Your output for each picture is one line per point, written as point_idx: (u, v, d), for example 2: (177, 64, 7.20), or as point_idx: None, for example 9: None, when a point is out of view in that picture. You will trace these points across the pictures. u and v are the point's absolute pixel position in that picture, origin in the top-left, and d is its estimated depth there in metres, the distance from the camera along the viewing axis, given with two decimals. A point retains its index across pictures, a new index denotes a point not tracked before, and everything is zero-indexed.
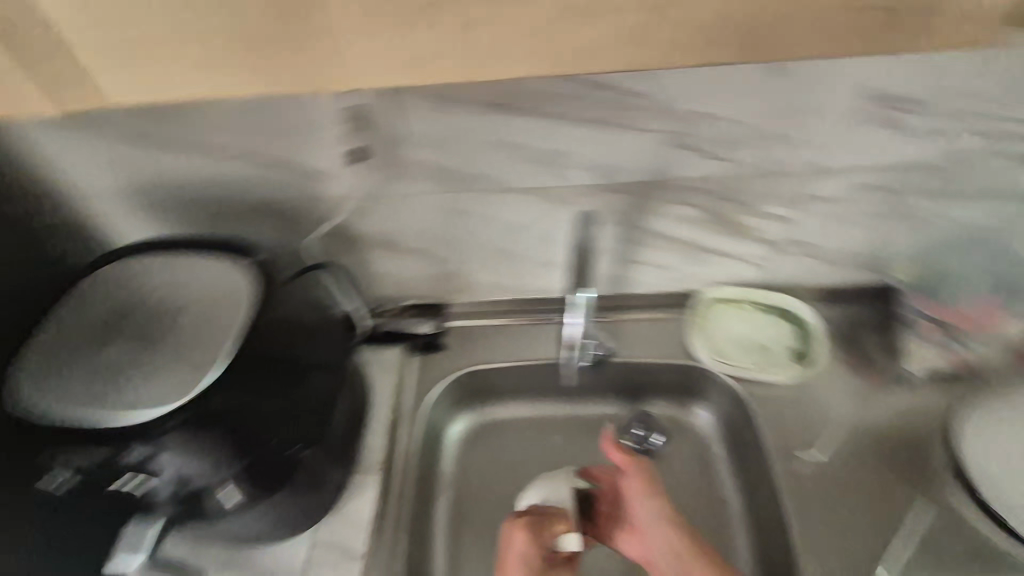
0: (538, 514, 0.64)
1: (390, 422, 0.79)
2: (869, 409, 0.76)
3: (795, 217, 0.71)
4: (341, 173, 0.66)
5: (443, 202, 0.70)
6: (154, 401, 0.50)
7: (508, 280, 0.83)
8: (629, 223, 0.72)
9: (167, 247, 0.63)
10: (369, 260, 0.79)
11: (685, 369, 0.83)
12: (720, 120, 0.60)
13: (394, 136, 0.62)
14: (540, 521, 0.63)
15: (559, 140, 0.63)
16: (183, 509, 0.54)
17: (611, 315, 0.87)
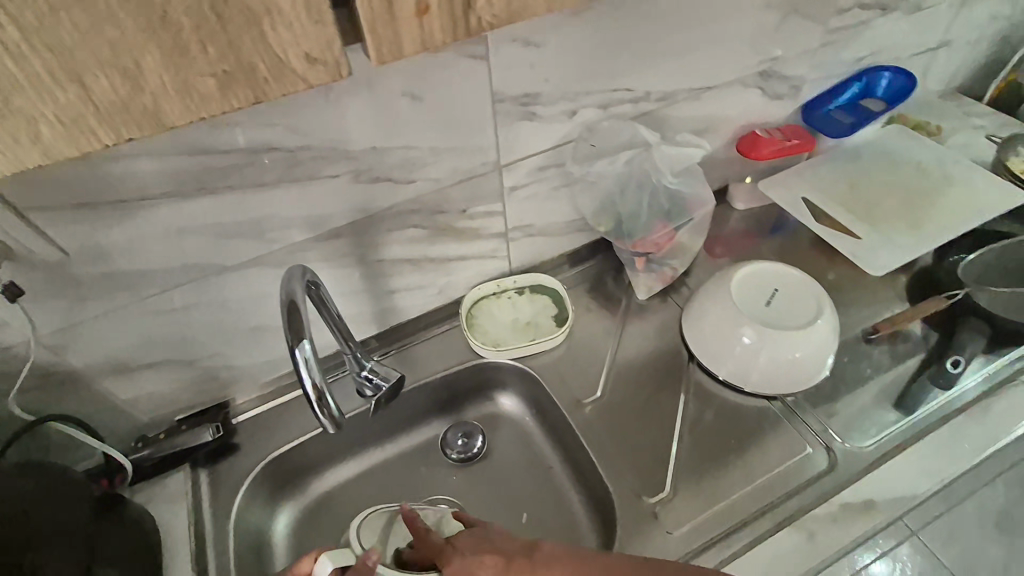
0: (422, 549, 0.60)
1: (194, 549, 0.72)
2: (623, 341, 0.90)
3: (503, 209, 0.81)
4: (17, 314, 0.59)
5: (160, 303, 0.66)
6: None
7: (275, 353, 0.81)
8: (364, 260, 0.76)
9: None
10: (105, 391, 0.71)
11: (474, 368, 0.89)
12: (393, 150, 0.67)
13: (61, 258, 0.58)
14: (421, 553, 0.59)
15: (252, 209, 0.64)
16: None
17: (395, 346, 0.90)
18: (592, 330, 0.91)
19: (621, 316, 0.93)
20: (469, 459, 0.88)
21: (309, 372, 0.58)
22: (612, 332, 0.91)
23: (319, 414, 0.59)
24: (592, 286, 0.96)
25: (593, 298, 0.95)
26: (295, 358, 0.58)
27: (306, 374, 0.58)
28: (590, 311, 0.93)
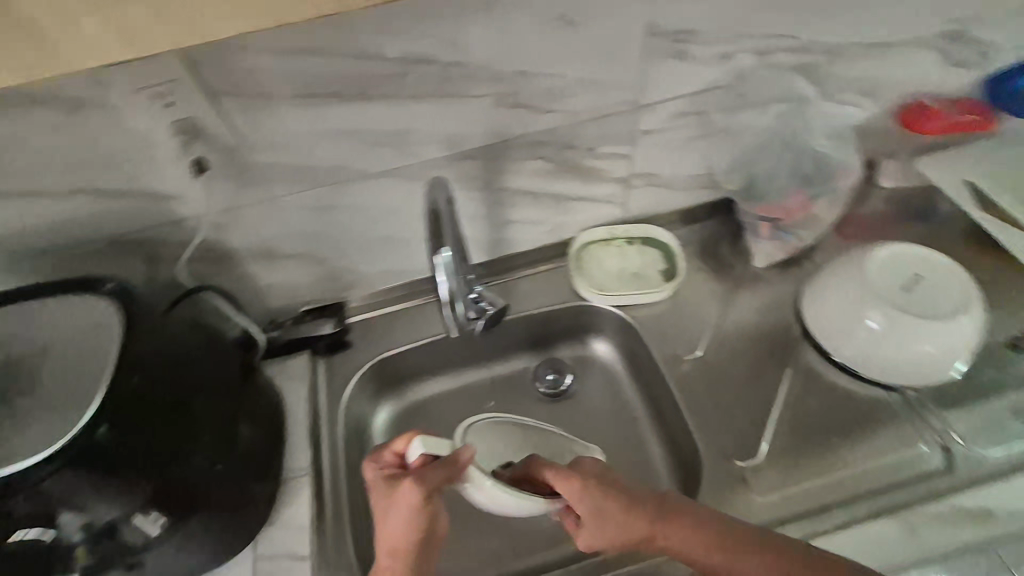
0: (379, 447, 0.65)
1: (311, 424, 0.80)
2: (731, 306, 0.87)
3: (632, 152, 0.80)
4: (198, 190, 0.67)
5: (310, 199, 0.72)
6: (31, 451, 0.50)
7: (394, 265, 0.86)
8: (490, 185, 0.78)
9: (7, 302, 0.60)
10: (252, 273, 0.80)
11: (575, 310, 0.90)
12: (539, 75, 0.67)
13: (237, 144, 0.64)
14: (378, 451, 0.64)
15: (402, 120, 0.67)
16: (105, 543, 0.54)
17: (501, 277, 0.93)
18: (700, 290, 0.89)
19: (733, 281, 0.89)
20: (556, 395, 0.91)
21: (444, 276, 0.66)
22: (720, 295, 0.88)
23: (447, 312, 0.75)
24: (706, 248, 0.93)
25: (705, 259, 0.92)
26: (435, 262, 0.65)
27: (442, 278, 0.66)
28: (700, 271, 0.91)
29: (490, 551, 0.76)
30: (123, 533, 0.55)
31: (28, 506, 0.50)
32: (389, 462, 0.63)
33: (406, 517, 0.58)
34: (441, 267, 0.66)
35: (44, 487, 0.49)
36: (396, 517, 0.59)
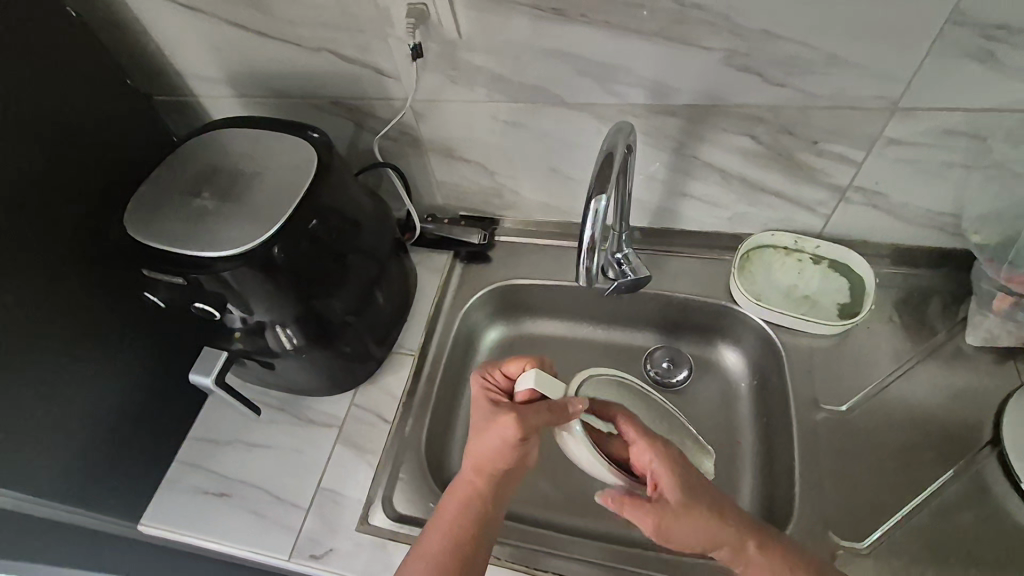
0: (488, 365, 0.66)
1: (430, 316, 0.86)
2: (908, 373, 0.73)
3: (861, 160, 0.67)
4: (409, 74, 0.71)
5: (500, 111, 0.73)
6: (223, 246, 0.58)
7: (556, 200, 0.86)
8: (680, 149, 0.72)
9: (243, 124, 0.70)
10: (430, 165, 0.85)
11: (720, 310, 0.82)
12: (785, 42, 0.58)
13: (455, 39, 0.66)
14: (490, 369, 0.65)
15: (615, 54, 0.63)
16: (253, 341, 0.67)
17: (655, 248, 0.87)
18: (877, 342, 0.76)
19: (924, 347, 0.74)
20: (662, 385, 0.86)
21: (592, 227, 0.60)
22: (901, 357, 0.74)
23: (583, 257, 0.62)
24: (905, 297, 0.78)
25: (900, 310, 0.77)
26: (589, 209, 0.59)
27: (590, 228, 0.59)
28: (887, 320, 0.77)
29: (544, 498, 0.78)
30: (267, 335, 0.66)
31: (209, 288, 0.59)
32: (495, 382, 0.64)
33: (505, 441, 0.59)
34: (592, 217, 0.59)
35: (224, 279, 0.58)
36: (495, 440, 0.59)
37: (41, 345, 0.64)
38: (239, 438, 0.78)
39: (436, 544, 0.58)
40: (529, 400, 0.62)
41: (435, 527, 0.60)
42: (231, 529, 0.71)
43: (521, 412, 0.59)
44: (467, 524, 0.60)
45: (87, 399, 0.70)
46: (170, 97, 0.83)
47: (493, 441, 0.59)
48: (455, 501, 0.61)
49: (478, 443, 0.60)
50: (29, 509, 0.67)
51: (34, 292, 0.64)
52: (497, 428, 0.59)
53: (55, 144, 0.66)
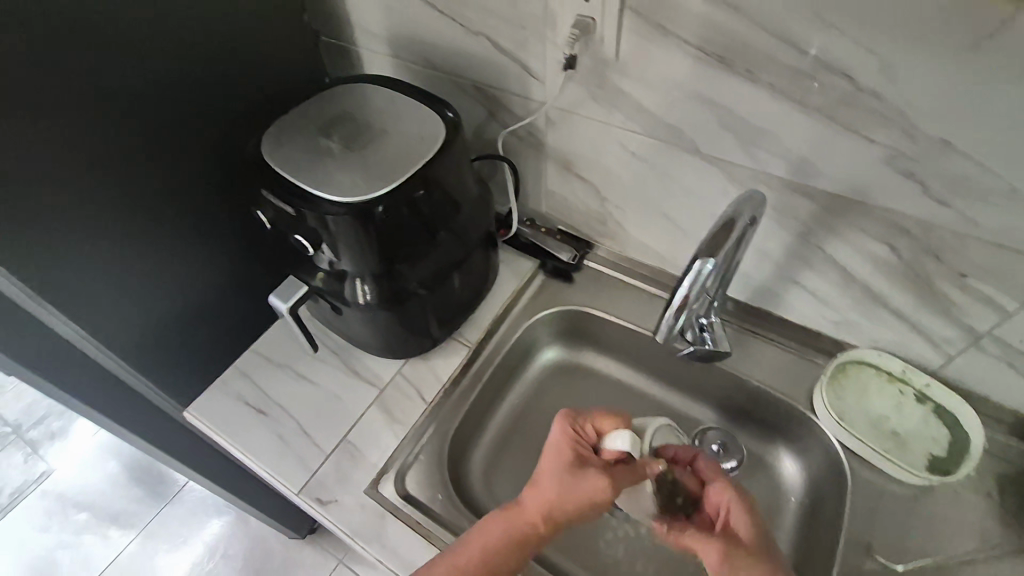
0: (578, 411, 0.66)
1: (496, 315, 0.86)
2: (990, 561, 0.63)
3: (1012, 311, 0.59)
4: (553, 81, 0.71)
5: (630, 142, 0.72)
6: (334, 190, 0.61)
7: (657, 244, 0.83)
8: (806, 235, 0.67)
9: (390, 84, 0.73)
10: (545, 173, 0.85)
11: (792, 412, 0.76)
12: (966, 159, 0.51)
13: (610, 59, 0.64)
14: (582, 417, 0.65)
15: (769, 120, 0.59)
16: (332, 283, 0.70)
17: (743, 325, 0.82)
18: (963, 512, 0.66)
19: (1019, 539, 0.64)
20: None
21: (688, 285, 0.57)
22: (986, 541, 0.64)
23: (666, 315, 0.61)
24: (1011, 473, 0.68)
25: (1002, 487, 0.67)
26: (690, 267, 0.56)
27: (684, 285, 0.57)
28: (982, 492, 0.67)
29: None
30: (345, 283, 0.69)
31: (310, 224, 0.63)
32: (584, 436, 0.64)
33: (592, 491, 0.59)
34: (691, 275, 0.56)
35: (325, 221, 0.61)
36: (578, 491, 0.58)
37: (158, 222, 0.72)
38: (291, 366, 0.82)
39: (471, 561, 0.58)
40: (615, 461, 0.62)
41: (476, 541, 0.59)
42: (257, 446, 0.75)
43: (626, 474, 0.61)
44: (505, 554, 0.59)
45: (175, 281, 0.77)
46: (333, 41, 0.88)
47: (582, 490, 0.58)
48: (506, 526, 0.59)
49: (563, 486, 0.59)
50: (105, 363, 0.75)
51: (165, 176, 0.71)
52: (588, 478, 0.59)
53: (224, 54, 0.73)
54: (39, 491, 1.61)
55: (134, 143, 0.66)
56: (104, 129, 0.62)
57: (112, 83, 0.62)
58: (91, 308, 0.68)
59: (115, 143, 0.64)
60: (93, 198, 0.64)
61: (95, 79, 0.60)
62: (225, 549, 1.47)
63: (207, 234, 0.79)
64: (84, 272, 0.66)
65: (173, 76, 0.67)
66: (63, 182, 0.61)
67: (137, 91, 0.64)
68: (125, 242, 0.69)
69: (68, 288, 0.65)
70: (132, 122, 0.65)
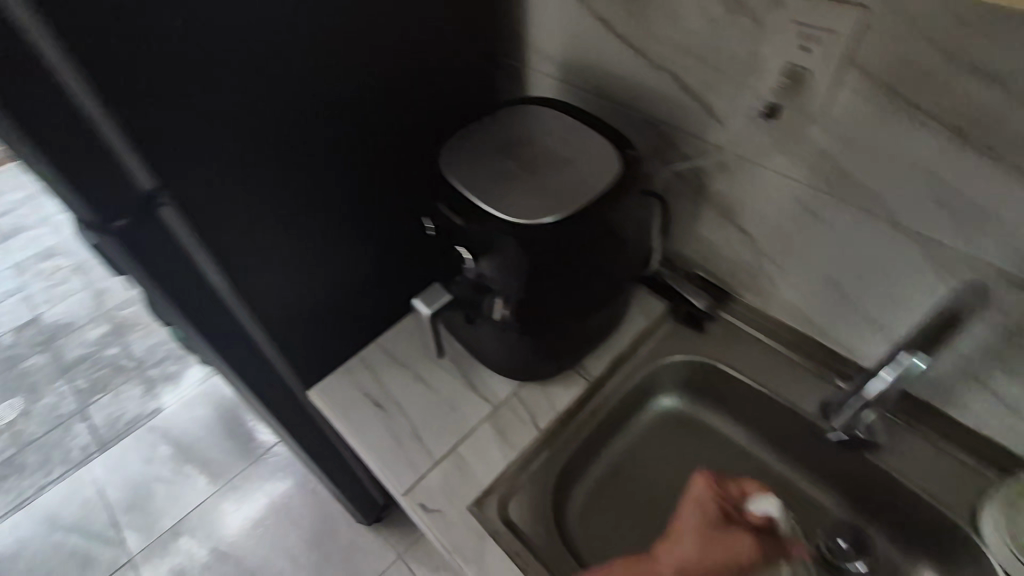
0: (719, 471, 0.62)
1: (621, 354, 0.83)
2: None
3: None
4: (738, 127, 0.67)
5: (812, 201, 0.66)
6: (505, 213, 0.61)
7: (813, 311, 0.76)
8: (1014, 336, 0.58)
9: (568, 112, 0.73)
10: (698, 216, 0.81)
11: (952, 529, 0.66)
12: None
13: (814, 113, 0.60)
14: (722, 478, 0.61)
15: (1004, 203, 0.52)
16: (476, 299, 0.70)
17: (899, 417, 0.74)
18: None
19: None
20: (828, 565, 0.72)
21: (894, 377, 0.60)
22: None
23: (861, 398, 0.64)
24: None
25: None
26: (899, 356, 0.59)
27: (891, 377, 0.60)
28: None
29: None
30: (489, 302, 0.69)
31: (473, 241, 0.63)
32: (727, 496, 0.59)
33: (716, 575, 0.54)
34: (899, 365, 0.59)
35: (490, 240, 0.61)
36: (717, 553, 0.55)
37: (324, 210, 0.76)
38: (411, 367, 0.84)
39: None
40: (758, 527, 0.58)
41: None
42: (371, 439, 0.77)
43: (756, 546, 0.56)
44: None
45: (326, 266, 0.81)
46: (506, 58, 0.90)
47: (723, 557, 0.54)
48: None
49: (686, 556, 0.54)
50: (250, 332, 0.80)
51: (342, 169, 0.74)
52: (692, 513, 0.58)
53: (416, 63, 0.76)
54: (148, 425, 1.76)
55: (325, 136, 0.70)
56: (302, 119, 0.67)
57: (322, 79, 0.66)
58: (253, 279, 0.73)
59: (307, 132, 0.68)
60: (279, 180, 0.69)
61: (308, 75, 0.64)
62: (296, 517, 1.53)
63: (361, 227, 0.82)
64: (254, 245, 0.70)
65: (372, 79, 0.71)
66: (257, 162, 0.65)
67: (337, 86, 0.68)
68: (293, 222, 0.73)
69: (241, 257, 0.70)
70: (328, 117, 0.69)
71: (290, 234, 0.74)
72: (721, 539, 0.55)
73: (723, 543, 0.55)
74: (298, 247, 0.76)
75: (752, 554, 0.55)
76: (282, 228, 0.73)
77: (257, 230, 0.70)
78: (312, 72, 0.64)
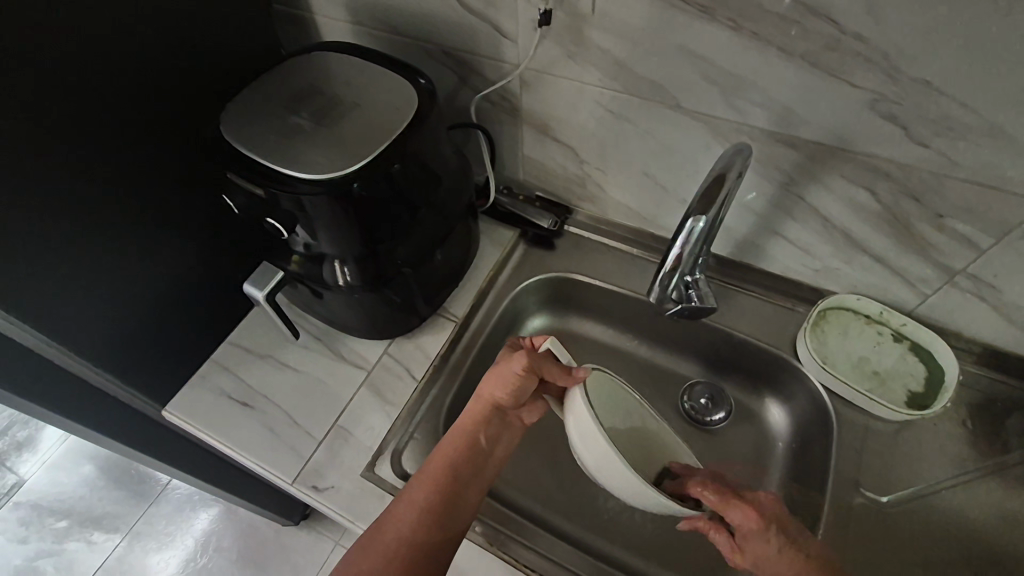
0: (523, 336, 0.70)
1: (481, 287, 0.85)
2: (964, 483, 0.68)
3: (986, 248, 0.61)
4: (527, 39, 0.68)
5: (609, 100, 0.70)
6: (306, 169, 0.58)
7: (638, 204, 0.82)
8: (788, 185, 0.67)
9: (355, 53, 0.69)
10: (520, 137, 0.83)
11: (778, 361, 0.78)
12: (947, 100, 0.52)
13: (587, 14, 0.62)
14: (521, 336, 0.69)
15: (752, 69, 0.59)
16: (310, 268, 0.66)
17: (726, 280, 0.83)
18: (940, 441, 0.70)
19: (991, 462, 0.68)
20: (696, 421, 0.83)
21: (683, 245, 0.59)
22: (960, 466, 0.68)
23: (661, 275, 0.64)
24: (982, 402, 0.72)
25: (973, 415, 0.71)
26: (684, 226, 0.58)
27: (680, 246, 0.59)
28: (956, 421, 0.71)
29: (547, 498, 0.76)
30: (324, 267, 0.66)
31: (282, 207, 0.59)
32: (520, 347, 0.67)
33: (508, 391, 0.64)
34: (685, 235, 0.58)
35: (300, 201, 0.58)
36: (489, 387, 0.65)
37: (116, 212, 0.67)
38: (272, 355, 0.79)
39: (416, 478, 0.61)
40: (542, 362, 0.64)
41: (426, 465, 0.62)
42: (244, 438, 0.73)
43: (523, 357, 0.63)
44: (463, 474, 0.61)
45: (144, 276, 0.73)
46: (286, 7, 0.82)
47: (504, 376, 0.64)
48: (461, 440, 0.63)
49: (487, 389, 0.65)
50: (73, 367, 0.70)
51: (123, 164, 0.66)
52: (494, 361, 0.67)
53: (173, 27, 0.67)
54: (11, 503, 1.54)
55: (87, 131, 0.61)
56: (48, 116, 0.57)
57: (54, 65, 0.56)
58: (53, 308, 0.63)
59: (61, 127, 0.58)
60: (47, 193, 0.59)
61: (32, 62, 0.54)
62: (216, 543, 1.44)
63: (171, 222, 0.74)
64: (42, 267, 0.61)
65: (121, 54, 0.62)
66: (10, 177, 0.55)
67: (79, 67, 0.58)
68: (83, 233, 0.64)
69: (28, 285, 0.60)
70: (82, 107, 0.59)
71: (87, 253, 0.65)
72: (504, 365, 0.64)
73: (502, 367, 0.64)
74: (102, 265, 0.67)
75: (523, 364, 0.63)
76: (74, 247, 0.63)
77: (40, 251, 0.60)
78: (40, 54, 0.55)
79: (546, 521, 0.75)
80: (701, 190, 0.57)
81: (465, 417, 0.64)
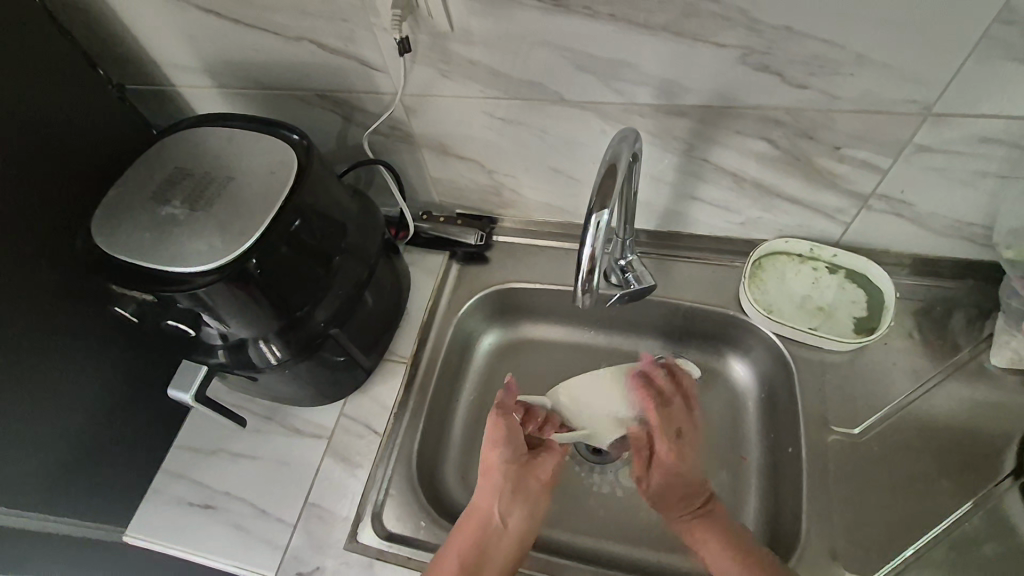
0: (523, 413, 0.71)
1: (423, 322, 0.83)
2: (925, 392, 0.69)
3: (888, 168, 0.62)
4: (397, 66, 0.66)
5: (496, 109, 0.68)
6: (192, 260, 0.54)
7: (556, 200, 0.81)
8: (689, 151, 0.67)
9: (222, 122, 0.66)
10: (423, 161, 0.80)
11: (729, 319, 0.78)
12: (811, 40, 0.52)
13: (446, 31, 0.60)
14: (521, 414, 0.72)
15: (623, 49, 0.57)
16: (233, 356, 0.63)
17: (661, 253, 0.83)
18: (894, 358, 0.72)
19: (946, 365, 0.70)
20: None
21: (594, 244, 0.56)
22: (920, 377, 0.70)
23: (579, 281, 0.59)
24: (926, 310, 0.73)
25: (919, 324, 0.73)
26: (590, 224, 0.55)
27: (591, 245, 0.56)
28: (905, 335, 0.73)
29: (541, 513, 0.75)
30: (248, 350, 0.62)
31: (182, 304, 0.56)
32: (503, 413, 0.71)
33: (518, 449, 0.67)
34: (593, 231, 0.55)
35: (196, 295, 0.54)
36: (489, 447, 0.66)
37: (9, 352, 0.62)
38: (224, 448, 0.76)
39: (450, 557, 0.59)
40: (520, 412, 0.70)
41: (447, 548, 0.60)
42: (214, 543, 0.69)
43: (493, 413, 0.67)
44: (492, 548, 0.61)
45: (60, 406, 0.68)
46: (146, 86, 0.78)
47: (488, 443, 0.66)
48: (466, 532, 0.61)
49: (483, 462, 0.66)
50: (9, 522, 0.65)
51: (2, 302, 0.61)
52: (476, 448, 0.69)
53: (31, 147, 0.63)
54: None
55: None
56: None
57: None
58: None
59: None
60: None
61: None
62: None
63: (78, 345, 0.70)
64: None
65: None
66: None
67: None
68: None
69: None
70: None
71: None
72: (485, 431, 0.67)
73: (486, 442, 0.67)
74: (9, 409, 0.62)
75: (557, 462, 0.69)
76: None
77: None
78: None
79: (546, 535, 0.73)
80: (600, 184, 0.55)
81: (477, 502, 0.63)
